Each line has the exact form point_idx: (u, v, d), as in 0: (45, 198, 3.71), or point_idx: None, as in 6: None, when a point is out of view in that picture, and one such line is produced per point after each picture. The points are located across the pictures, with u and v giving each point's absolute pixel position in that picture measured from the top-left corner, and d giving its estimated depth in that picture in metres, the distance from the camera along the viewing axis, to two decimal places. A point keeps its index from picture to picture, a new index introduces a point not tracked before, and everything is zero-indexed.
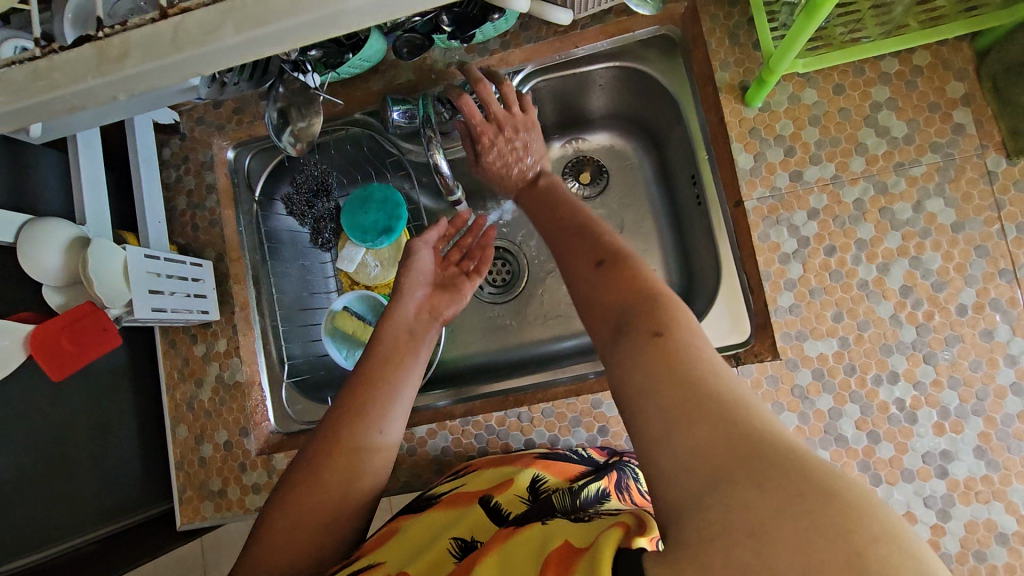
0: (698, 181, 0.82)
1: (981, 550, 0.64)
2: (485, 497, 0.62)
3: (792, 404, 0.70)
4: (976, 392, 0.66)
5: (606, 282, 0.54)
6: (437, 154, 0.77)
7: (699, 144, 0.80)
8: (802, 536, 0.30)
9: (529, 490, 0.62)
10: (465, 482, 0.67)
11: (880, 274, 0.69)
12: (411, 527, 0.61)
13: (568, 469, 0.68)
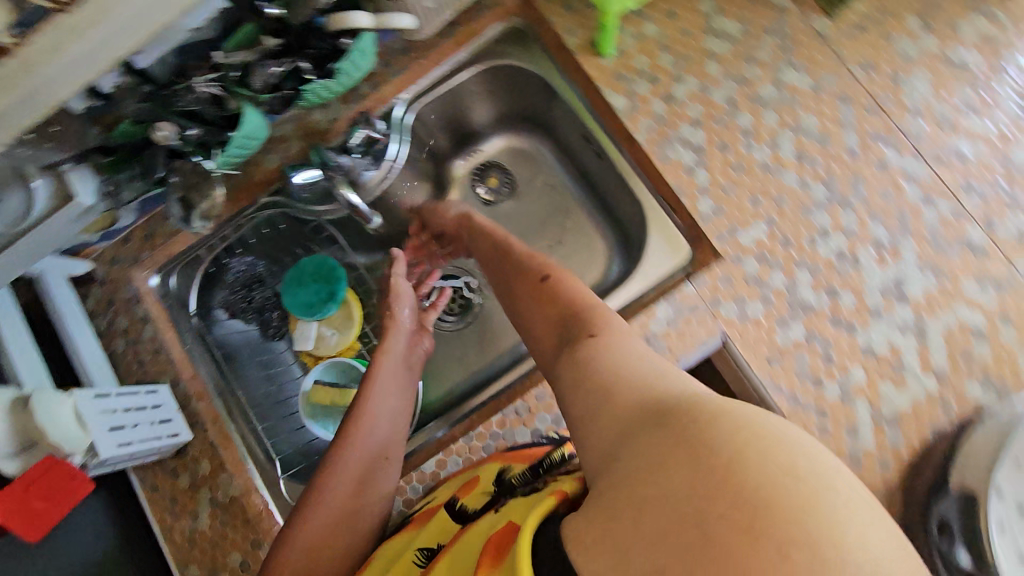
0: (592, 139, 0.87)
1: (967, 352, 0.67)
2: (453, 502, 0.64)
3: (751, 293, 0.73)
4: (897, 216, 0.71)
5: (543, 303, 0.65)
6: (345, 190, 0.82)
7: (579, 107, 0.86)
8: (683, 458, 0.37)
9: (495, 483, 0.62)
10: (437, 493, 0.69)
11: (774, 150, 0.75)
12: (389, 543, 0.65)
13: (540, 450, 0.67)
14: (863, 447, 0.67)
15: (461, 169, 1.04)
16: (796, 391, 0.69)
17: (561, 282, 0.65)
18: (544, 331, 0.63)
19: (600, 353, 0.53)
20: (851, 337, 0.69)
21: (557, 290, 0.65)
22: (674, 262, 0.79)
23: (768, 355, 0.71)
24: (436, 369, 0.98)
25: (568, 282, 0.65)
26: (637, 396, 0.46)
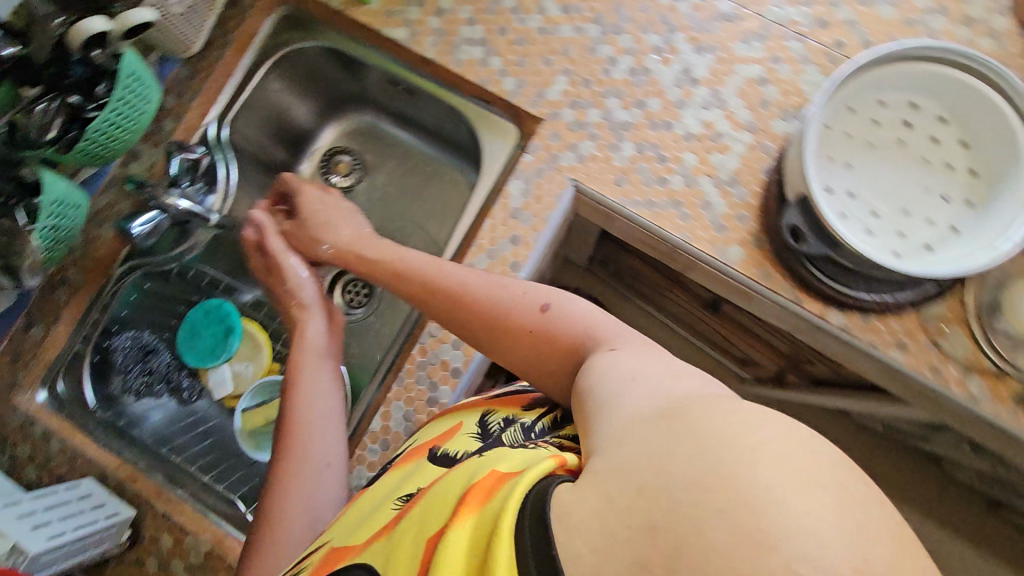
0: (399, 81, 0.91)
1: (761, 99, 0.76)
2: (436, 446, 0.60)
3: (580, 137, 0.79)
4: (661, 21, 0.80)
5: (545, 330, 0.60)
6: (170, 197, 0.81)
7: (372, 57, 0.88)
8: (710, 483, 0.32)
9: (481, 427, 0.60)
10: (419, 435, 0.66)
11: (543, 15, 0.81)
12: (366, 494, 0.62)
13: (519, 398, 0.63)
14: (720, 212, 0.75)
15: (309, 169, 1.06)
16: (648, 196, 0.76)
17: (558, 300, 0.61)
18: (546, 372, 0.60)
19: (604, 363, 0.51)
20: (670, 133, 0.77)
21: (557, 323, 0.60)
22: (508, 146, 0.83)
23: (615, 179, 0.77)
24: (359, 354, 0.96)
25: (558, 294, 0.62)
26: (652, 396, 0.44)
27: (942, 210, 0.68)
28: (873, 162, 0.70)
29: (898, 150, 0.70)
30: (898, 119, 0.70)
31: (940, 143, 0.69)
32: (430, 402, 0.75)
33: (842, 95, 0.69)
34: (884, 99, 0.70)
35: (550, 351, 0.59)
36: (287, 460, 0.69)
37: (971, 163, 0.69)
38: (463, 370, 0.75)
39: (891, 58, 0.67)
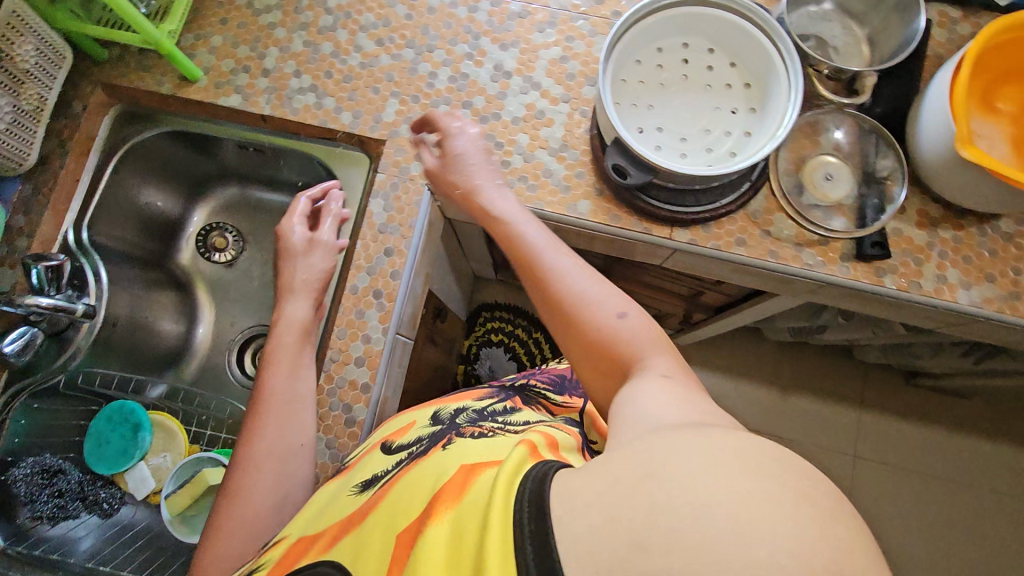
0: (248, 143, 0.94)
1: (568, 74, 0.86)
2: (388, 442, 0.66)
3: (423, 146, 0.85)
4: (465, 31, 0.89)
5: (613, 336, 0.54)
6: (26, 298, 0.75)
7: (219, 129, 0.92)
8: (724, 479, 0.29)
9: (430, 420, 0.67)
10: (372, 440, 0.71)
11: (361, 51, 0.89)
12: (319, 498, 0.63)
13: (470, 394, 0.75)
14: (562, 176, 0.83)
15: (188, 254, 1.06)
16: (496, 180, 0.84)
17: (643, 330, 0.54)
18: (591, 370, 0.56)
19: (647, 390, 0.48)
20: (500, 121, 0.85)
21: (620, 337, 0.54)
22: (360, 171, 0.89)
23: None
24: None
25: (653, 334, 0.55)
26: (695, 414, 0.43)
27: (734, 121, 0.81)
28: (667, 98, 0.82)
29: (685, 83, 0.82)
30: (678, 58, 0.83)
31: (717, 69, 0.82)
32: (349, 424, 0.77)
33: (627, 50, 0.81)
34: (663, 47, 0.83)
35: (611, 359, 0.54)
36: (263, 427, 0.70)
37: (744, 79, 0.82)
38: (372, 384, 0.78)
39: (654, 12, 0.79)
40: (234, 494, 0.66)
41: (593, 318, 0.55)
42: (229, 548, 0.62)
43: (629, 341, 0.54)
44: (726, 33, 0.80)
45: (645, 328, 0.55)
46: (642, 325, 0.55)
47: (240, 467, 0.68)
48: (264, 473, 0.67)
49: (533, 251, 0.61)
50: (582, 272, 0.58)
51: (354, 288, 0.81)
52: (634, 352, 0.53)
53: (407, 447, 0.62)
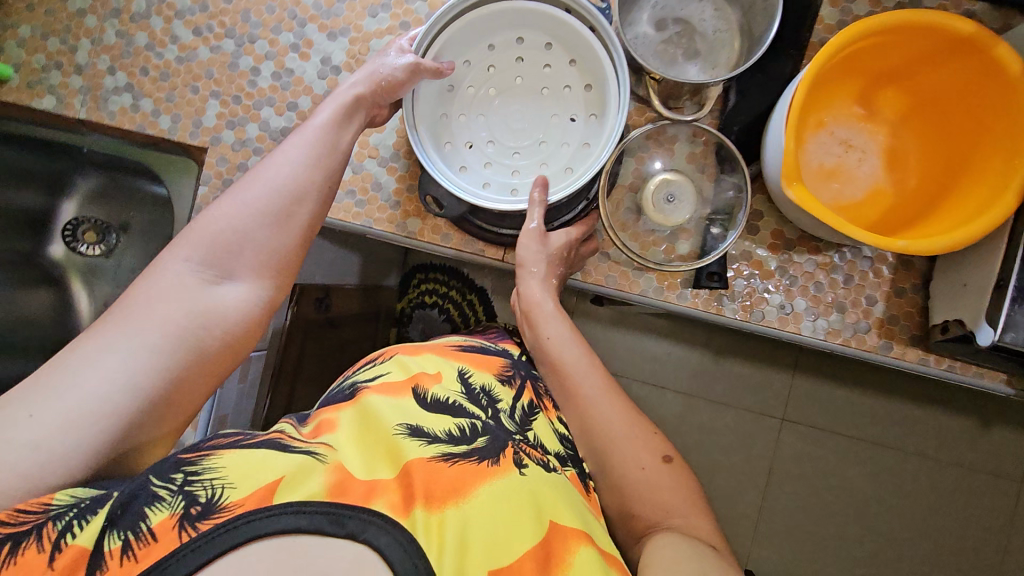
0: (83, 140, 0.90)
1: None
2: (421, 388, 0.58)
3: (246, 155, 0.79)
4: (290, 17, 0.79)
5: (653, 479, 0.59)
6: None
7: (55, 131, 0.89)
8: None
9: (464, 387, 0.61)
10: (390, 367, 0.61)
11: (177, 44, 0.80)
12: (347, 422, 0.52)
13: (484, 360, 0.68)
14: (390, 189, 0.78)
15: (59, 249, 1.06)
16: None
17: (679, 482, 0.59)
18: (618, 502, 0.59)
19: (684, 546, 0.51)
20: None
21: (658, 480, 0.58)
22: (190, 173, 0.86)
23: None
24: None
25: (685, 483, 0.60)
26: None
27: (572, 130, 0.74)
28: (501, 107, 0.75)
29: (524, 86, 0.74)
30: (512, 57, 0.74)
31: (557, 70, 0.74)
32: None
33: (452, 54, 0.73)
34: (496, 45, 0.74)
35: (650, 497, 0.57)
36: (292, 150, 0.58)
37: (585, 79, 0.73)
38: None
39: (472, 8, 0.69)
40: (247, 194, 0.55)
41: (623, 463, 0.60)
42: (215, 242, 0.52)
43: (670, 491, 0.58)
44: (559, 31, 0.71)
45: (678, 476, 0.60)
46: (680, 478, 0.60)
47: (261, 166, 0.57)
48: (282, 188, 0.56)
49: (577, 373, 0.66)
50: (609, 400, 0.64)
51: None
52: (667, 503, 0.57)
53: (460, 419, 0.55)
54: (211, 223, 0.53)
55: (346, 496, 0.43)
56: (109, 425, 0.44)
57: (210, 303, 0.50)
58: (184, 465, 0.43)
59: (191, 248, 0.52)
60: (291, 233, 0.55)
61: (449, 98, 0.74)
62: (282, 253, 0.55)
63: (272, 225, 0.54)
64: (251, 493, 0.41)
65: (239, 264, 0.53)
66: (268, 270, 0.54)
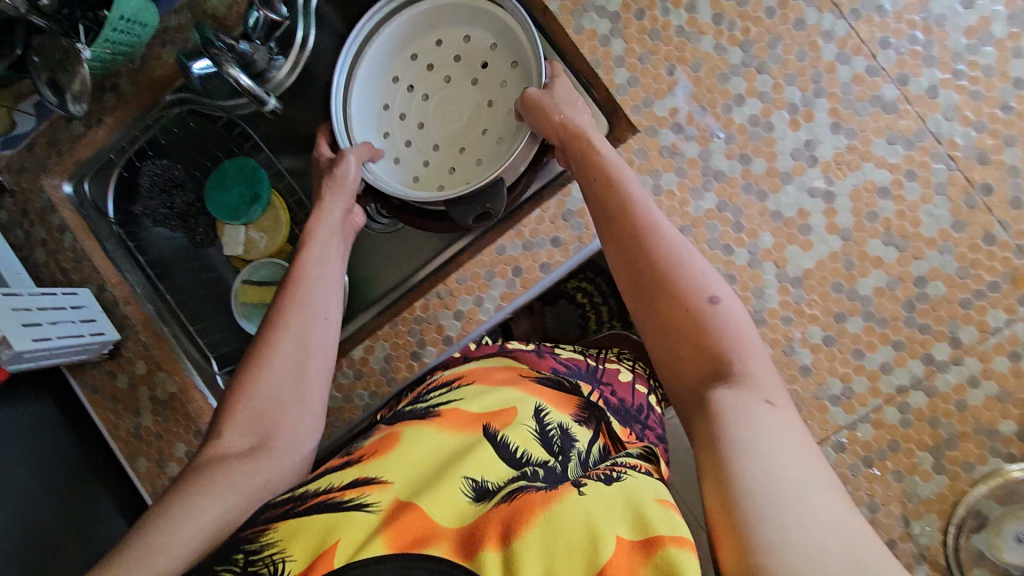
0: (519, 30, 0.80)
1: (872, 211, 0.69)
2: (492, 428, 0.58)
3: (666, 166, 0.72)
4: (812, 78, 0.69)
5: (696, 318, 0.54)
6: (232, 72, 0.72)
7: None
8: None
9: (540, 431, 0.59)
10: (464, 396, 0.64)
11: (690, 14, 0.71)
12: (406, 440, 0.57)
13: (564, 396, 0.66)
14: (767, 306, 0.71)
15: None
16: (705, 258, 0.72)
17: (729, 320, 0.54)
18: (683, 362, 0.54)
19: (744, 409, 0.47)
20: (757, 205, 0.71)
21: (714, 321, 0.54)
22: None
23: (680, 227, 0.72)
24: None
25: (729, 318, 0.54)
26: (795, 461, 0.42)
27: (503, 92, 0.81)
28: (437, 132, 0.84)
29: (439, 93, 0.84)
30: (404, 86, 0.84)
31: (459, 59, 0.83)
32: (413, 355, 0.78)
33: (368, 116, 0.84)
34: (399, 75, 0.84)
35: (692, 348, 0.54)
36: (290, 293, 0.70)
37: (465, 42, 0.83)
38: (454, 340, 0.77)
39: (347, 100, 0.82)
40: (269, 343, 0.68)
41: (677, 303, 0.55)
42: (257, 406, 0.64)
43: (710, 333, 0.53)
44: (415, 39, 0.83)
45: (728, 318, 0.54)
46: (729, 316, 0.54)
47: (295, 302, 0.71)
48: (297, 338, 0.68)
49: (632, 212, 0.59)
50: (665, 239, 0.58)
51: (500, 250, 0.76)
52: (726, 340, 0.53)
53: (523, 467, 0.55)
54: (249, 398, 0.64)
55: (406, 543, 0.46)
56: (175, 550, 0.51)
57: (261, 448, 0.62)
58: (244, 545, 0.48)
59: (228, 425, 0.63)
60: (316, 353, 0.69)
61: (401, 157, 0.84)
62: (301, 373, 0.67)
63: (286, 353, 0.67)
64: (314, 559, 0.46)
65: (268, 420, 0.64)
66: (290, 391, 0.66)
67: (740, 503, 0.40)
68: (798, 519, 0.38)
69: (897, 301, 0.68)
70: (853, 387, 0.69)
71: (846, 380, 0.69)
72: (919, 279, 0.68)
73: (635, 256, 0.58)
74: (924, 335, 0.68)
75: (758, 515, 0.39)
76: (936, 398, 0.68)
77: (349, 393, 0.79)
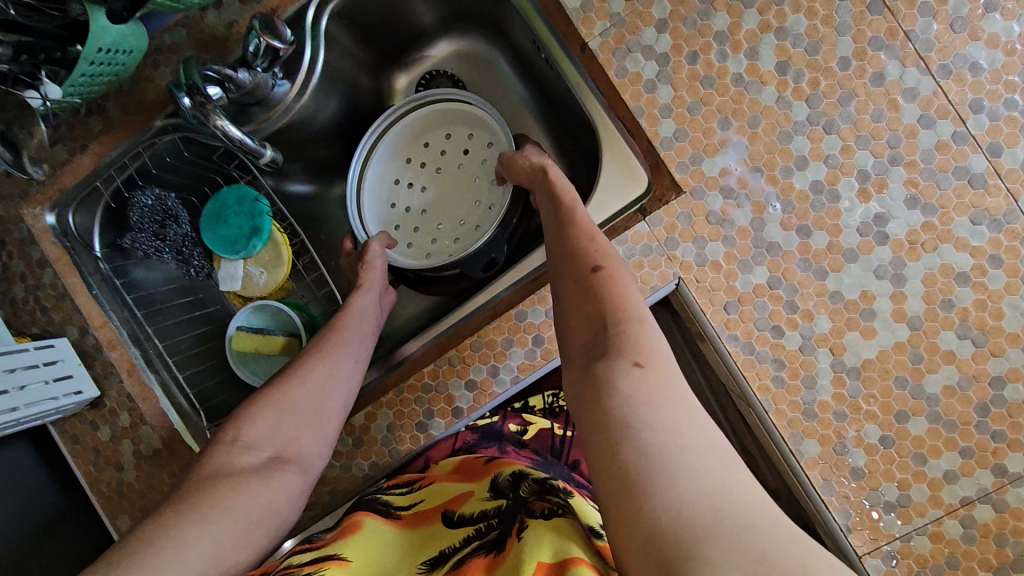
0: (553, 63, 0.72)
1: (947, 299, 0.60)
2: (450, 509, 0.59)
3: (712, 234, 0.64)
4: (888, 143, 0.61)
5: (589, 292, 0.58)
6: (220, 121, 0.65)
7: (536, 21, 0.71)
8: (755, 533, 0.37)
9: (492, 490, 0.60)
10: (423, 495, 0.64)
11: (751, 61, 0.63)
12: (362, 529, 0.56)
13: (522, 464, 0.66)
14: (819, 399, 0.63)
15: (403, 83, 0.93)
16: (753, 339, 0.64)
17: (612, 281, 0.58)
18: (576, 336, 0.57)
19: (618, 378, 0.49)
20: (816, 284, 0.62)
21: (601, 286, 0.57)
22: (628, 197, 0.68)
23: (725, 302, 0.64)
24: None
25: (619, 289, 0.57)
26: (660, 410, 0.46)
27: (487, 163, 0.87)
28: (443, 216, 0.88)
29: (436, 184, 0.89)
30: (404, 185, 0.89)
31: (448, 150, 0.89)
32: (419, 427, 0.70)
33: (376, 214, 0.88)
34: (398, 176, 0.89)
35: (581, 321, 0.57)
36: (320, 341, 0.71)
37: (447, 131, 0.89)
38: (465, 413, 0.69)
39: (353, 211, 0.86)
40: (303, 368, 0.67)
41: (575, 295, 0.59)
42: (268, 433, 0.61)
43: (601, 307, 0.56)
44: (405, 141, 0.89)
45: (609, 279, 0.58)
46: (613, 280, 0.58)
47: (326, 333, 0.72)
48: (324, 379, 0.67)
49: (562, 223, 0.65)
50: (578, 233, 0.63)
51: (522, 317, 0.68)
52: (609, 308, 0.56)
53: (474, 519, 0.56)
54: (272, 416, 0.62)
55: None
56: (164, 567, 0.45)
57: (268, 470, 0.58)
58: None
59: (239, 437, 0.60)
60: (342, 385, 0.68)
61: (415, 242, 0.88)
62: (332, 404, 0.66)
63: (314, 382, 0.66)
64: None
65: (277, 438, 0.61)
66: (316, 410, 0.65)
67: (609, 458, 0.44)
68: (662, 461, 0.41)
69: (969, 402, 0.60)
70: (911, 495, 0.61)
71: (904, 487, 0.61)
72: (996, 380, 0.60)
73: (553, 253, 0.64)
74: (996, 443, 0.60)
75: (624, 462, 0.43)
76: (1005, 514, 0.60)
77: (348, 463, 0.71)
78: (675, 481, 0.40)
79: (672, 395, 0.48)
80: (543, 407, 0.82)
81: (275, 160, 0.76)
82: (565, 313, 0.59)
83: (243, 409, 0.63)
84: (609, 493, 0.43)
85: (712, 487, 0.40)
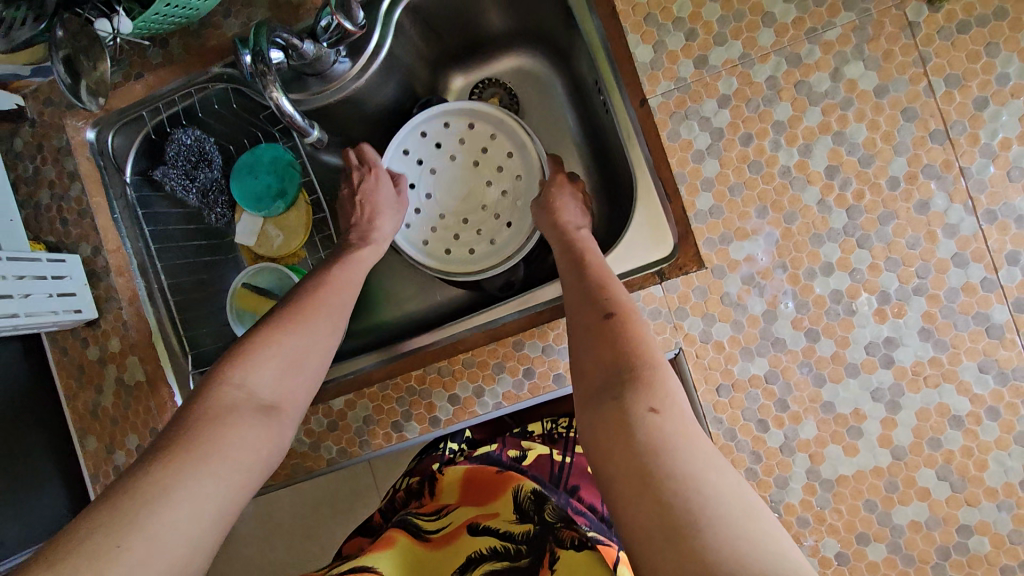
0: (607, 100, 0.72)
1: (936, 438, 0.60)
2: (476, 521, 0.62)
3: (723, 314, 0.64)
4: (917, 271, 0.61)
5: (610, 335, 0.57)
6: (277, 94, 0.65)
7: (602, 58, 0.70)
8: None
9: (517, 512, 0.61)
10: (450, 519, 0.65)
11: (802, 157, 0.63)
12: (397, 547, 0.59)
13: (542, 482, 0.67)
14: (787, 500, 0.63)
15: (459, 84, 0.94)
16: (736, 426, 0.64)
17: (629, 328, 0.58)
18: (589, 378, 0.56)
19: (633, 423, 0.48)
20: (812, 389, 0.62)
21: (619, 331, 0.57)
22: (651, 256, 0.68)
23: (718, 384, 0.64)
24: (384, 292, 0.92)
25: (631, 333, 0.57)
26: (685, 457, 0.45)
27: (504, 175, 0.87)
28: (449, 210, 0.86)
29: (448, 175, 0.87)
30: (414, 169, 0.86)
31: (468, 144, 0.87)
32: (394, 426, 0.71)
33: None
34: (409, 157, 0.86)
35: (599, 362, 0.56)
36: (313, 290, 0.70)
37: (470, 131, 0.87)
38: (441, 424, 0.70)
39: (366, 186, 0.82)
40: (306, 308, 0.67)
41: (589, 338, 0.59)
42: (268, 383, 0.62)
43: (615, 351, 0.56)
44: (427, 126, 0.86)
45: (622, 325, 0.58)
46: (625, 326, 0.58)
47: (336, 281, 0.71)
48: (325, 325, 0.67)
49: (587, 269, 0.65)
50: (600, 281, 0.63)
51: (521, 347, 0.68)
52: (624, 353, 0.55)
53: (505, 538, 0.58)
54: (268, 355, 0.62)
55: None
56: (173, 514, 0.47)
57: (269, 414, 0.59)
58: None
59: (239, 379, 0.60)
60: (330, 334, 0.68)
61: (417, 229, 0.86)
62: (327, 354, 0.68)
63: (314, 327, 0.66)
64: None
65: (269, 379, 0.62)
66: (308, 357, 0.65)
67: (629, 514, 0.43)
68: (686, 513, 0.40)
69: (932, 543, 0.60)
70: None
71: None
72: (963, 528, 0.59)
73: (572, 297, 0.64)
74: None
75: (648, 519, 0.41)
76: None
77: (318, 443, 0.72)
78: (701, 531, 0.39)
79: (693, 442, 0.47)
80: (542, 432, 0.83)
81: (319, 139, 0.77)
82: (583, 356, 0.58)
83: (243, 348, 0.62)
84: (635, 544, 0.41)
85: (736, 538, 0.39)
